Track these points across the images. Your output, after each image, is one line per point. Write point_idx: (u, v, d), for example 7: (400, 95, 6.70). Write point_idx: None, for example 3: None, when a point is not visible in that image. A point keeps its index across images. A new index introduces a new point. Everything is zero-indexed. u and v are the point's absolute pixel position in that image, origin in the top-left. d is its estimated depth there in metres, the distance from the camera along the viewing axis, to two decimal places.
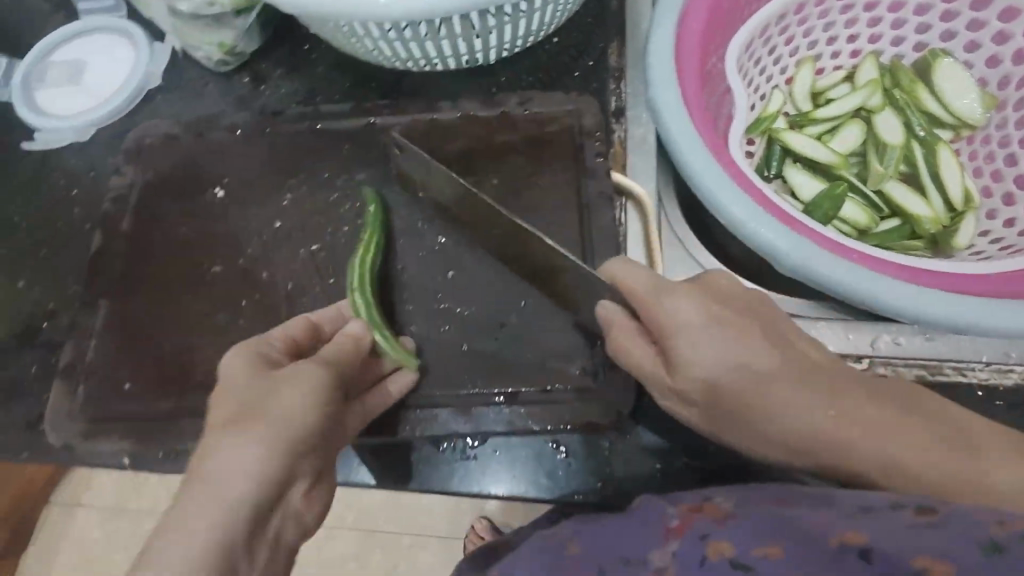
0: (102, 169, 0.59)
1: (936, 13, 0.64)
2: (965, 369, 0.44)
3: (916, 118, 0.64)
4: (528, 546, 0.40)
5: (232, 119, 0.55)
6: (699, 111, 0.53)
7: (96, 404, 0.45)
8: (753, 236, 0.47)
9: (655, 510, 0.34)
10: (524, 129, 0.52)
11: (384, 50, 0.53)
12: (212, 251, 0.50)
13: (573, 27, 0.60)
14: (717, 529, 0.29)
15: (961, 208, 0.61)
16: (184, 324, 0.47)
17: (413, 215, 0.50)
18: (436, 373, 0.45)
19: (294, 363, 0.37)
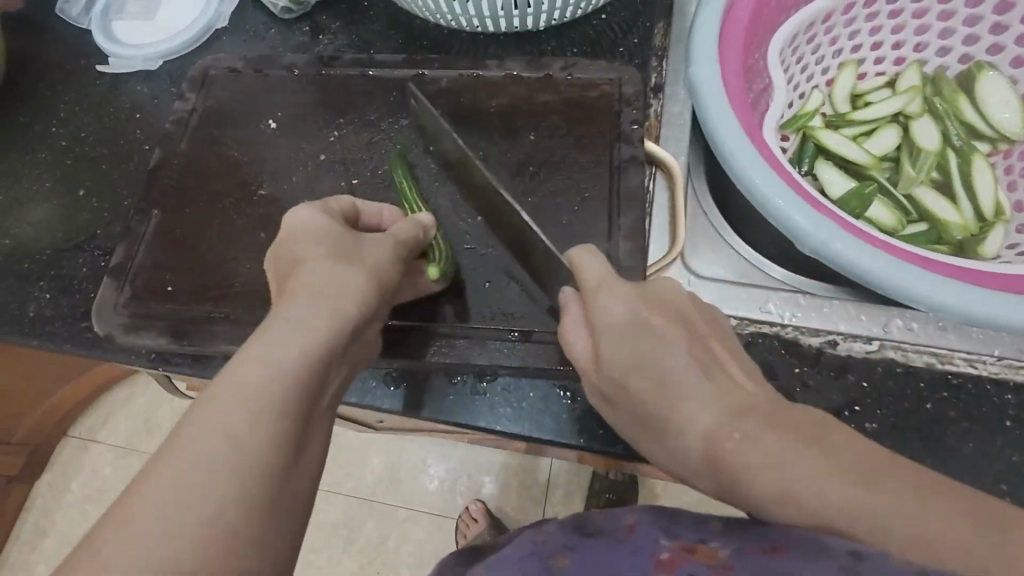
0: (166, 98, 0.63)
1: (985, 25, 0.64)
2: (976, 361, 0.45)
3: (954, 128, 0.65)
4: (526, 535, 0.40)
5: (290, 60, 0.58)
6: (737, 93, 0.54)
7: (141, 301, 0.49)
8: (778, 215, 0.48)
9: (650, 541, 0.33)
10: (565, 92, 0.54)
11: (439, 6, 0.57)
12: (262, 176, 0.53)
13: (622, 5, 0.62)
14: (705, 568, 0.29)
15: (991, 219, 0.61)
16: (228, 239, 0.50)
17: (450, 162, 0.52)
18: (456, 310, 0.48)
19: (339, 263, 0.39)
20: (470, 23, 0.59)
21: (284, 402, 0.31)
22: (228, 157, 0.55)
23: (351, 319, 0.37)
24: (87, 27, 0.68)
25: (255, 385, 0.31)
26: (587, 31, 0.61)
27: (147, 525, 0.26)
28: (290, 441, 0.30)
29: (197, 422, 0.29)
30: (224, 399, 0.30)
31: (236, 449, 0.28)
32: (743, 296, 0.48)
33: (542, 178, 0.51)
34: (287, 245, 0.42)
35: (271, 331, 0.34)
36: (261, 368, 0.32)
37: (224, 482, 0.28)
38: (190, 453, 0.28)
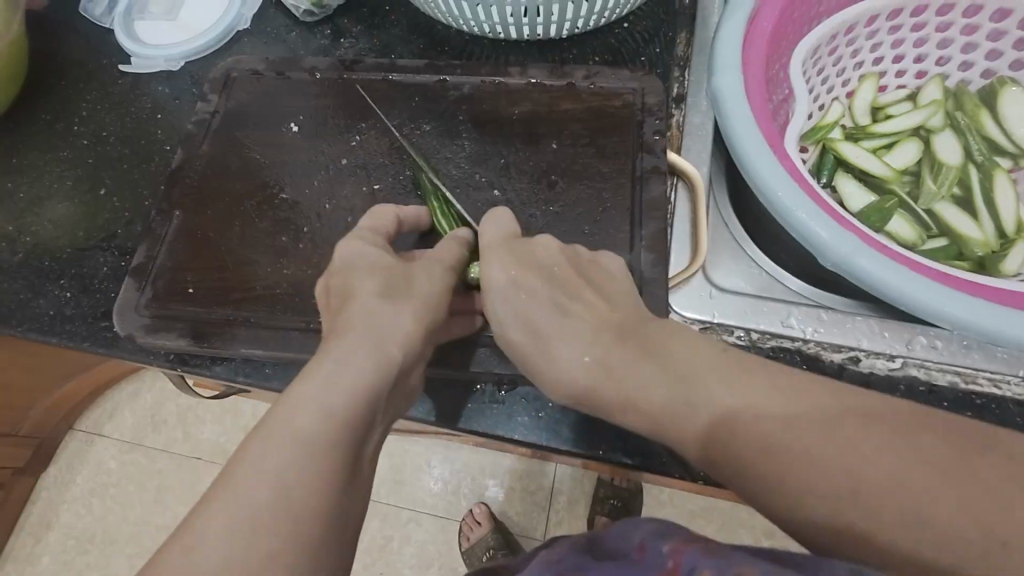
0: (186, 99, 0.63)
1: (1010, 41, 0.64)
2: (1001, 382, 0.44)
3: (975, 143, 0.64)
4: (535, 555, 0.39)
5: (312, 63, 0.58)
6: (760, 106, 0.54)
7: (161, 302, 0.49)
8: (802, 231, 0.47)
9: (655, 551, 0.33)
10: (588, 101, 0.54)
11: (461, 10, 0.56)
12: (282, 179, 0.53)
13: (644, 14, 0.62)
14: (704, 563, 0.30)
15: (1013, 236, 0.60)
16: (249, 242, 0.50)
17: (471, 169, 0.52)
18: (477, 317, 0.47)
19: (385, 302, 0.39)
20: (493, 30, 0.59)
21: (332, 448, 0.32)
22: (248, 159, 0.55)
23: (397, 360, 0.37)
24: (109, 26, 0.68)
25: (307, 429, 0.32)
26: (609, 39, 0.61)
27: (205, 564, 0.28)
28: (336, 488, 0.32)
29: (253, 462, 0.31)
30: (280, 441, 0.32)
31: (286, 494, 0.30)
32: (764, 310, 0.47)
33: (563, 186, 0.51)
34: (338, 278, 0.42)
35: (324, 370, 0.35)
36: (311, 413, 0.33)
37: (276, 528, 0.29)
38: (241, 495, 0.30)
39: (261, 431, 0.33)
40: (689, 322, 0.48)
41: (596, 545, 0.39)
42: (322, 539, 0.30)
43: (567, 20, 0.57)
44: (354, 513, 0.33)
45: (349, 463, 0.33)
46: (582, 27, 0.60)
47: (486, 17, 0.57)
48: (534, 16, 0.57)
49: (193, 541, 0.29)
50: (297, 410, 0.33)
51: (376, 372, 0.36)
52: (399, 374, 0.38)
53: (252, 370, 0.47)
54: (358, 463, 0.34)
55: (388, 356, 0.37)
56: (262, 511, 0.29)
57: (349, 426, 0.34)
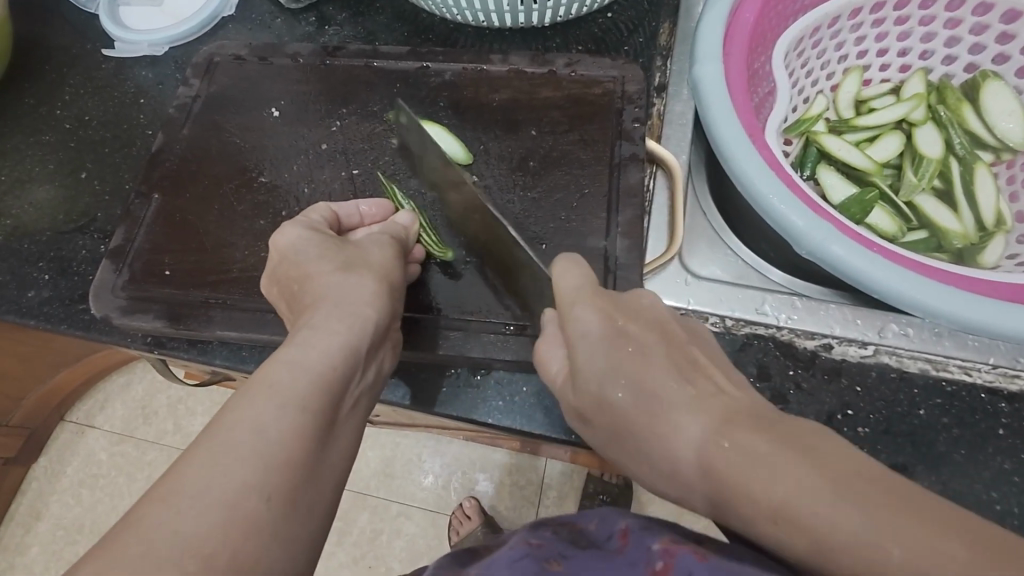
0: (170, 85, 0.63)
1: (993, 34, 0.64)
2: (972, 369, 0.44)
3: (957, 136, 0.65)
4: (516, 539, 0.39)
5: (295, 49, 0.58)
6: (741, 95, 0.54)
7: (137, 284, 0.49)
8: (780, 220, 0.47)
9: (644, 549, 0.34)
10: (568, 88, 0.54)
11: None
12: (262, 163, 0.53)
13: (628, 4, 0.62)
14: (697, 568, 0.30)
15: (992, 228, 0.61)
16: (228, 225, 0.50)
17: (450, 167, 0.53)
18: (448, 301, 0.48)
19: (349, 274, 0.40)
20: (476, 19, 0.59)
21: (309, 401, 0.33)
22: (228, 143, 0.55)
23: (371, 322, 0.38)
24: (94, 12, 0.68)
25: (282, 387, 0.32)
26: (592, 29, 0.61)
27: (178, 504, 0.27)
28: (313, 440, 0.32)
29: (230, 415, 0.31)
30: (256, 394, 0.32)
31: (262, 441, 0.30)
32: (739, 297, 0.48)
33: (542, 173, 0.51)
34: (292, 249, 0.43)
35: (294, 339, 0.36)
36: (287, 370, 0.33)
37: (254, 472, 0.29)
38: (223, 451, 0.29)
39: (237, 391, 0.32)
40: (665, 309, 0.48)
41: (580, 538, 0.38)
42: (299, 485, 0.30)
43: (549, 7, 0.58)
44: (331, 474, 0.33)
45: (325, 417, 0.33)
46: (565, 16, 0.60)
47: (468, 5, 0.57)
48: (516, 4, 0.57)
49: (176, 482, 0.28)
50: (271, 369, 0.33)
51: (348, 339, 0.36)
52: (374, 343, 0.39)
53: (228, 352, 0.47)
54: (336, 427, 0.34)
55: (358, 319, 0.38)
56: (240, 455, 0.29)
57: (326, 383, 0.34)
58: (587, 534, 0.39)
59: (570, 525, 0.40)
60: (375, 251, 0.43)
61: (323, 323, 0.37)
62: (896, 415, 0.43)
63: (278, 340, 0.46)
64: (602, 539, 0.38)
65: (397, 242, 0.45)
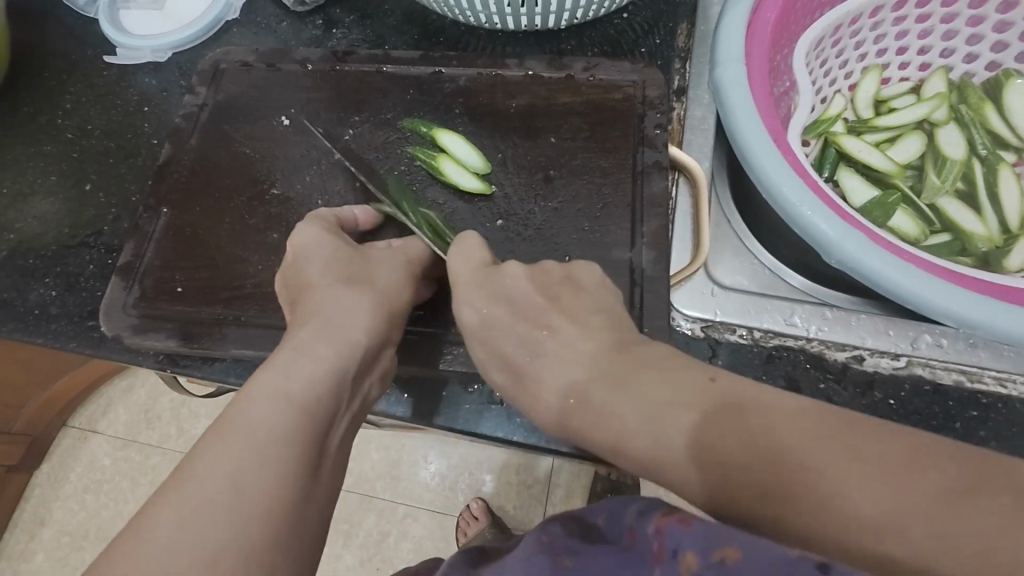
0: (174, 92, 0.61)
1: (1015, 32, 0.63)
2: (1008, 382, 0.43)
3: (980, 136, 0.63)
4: (529, 535, 0.39)
5: (303, 55, 0.57)
6: (764, 97, 0.53)
7: (149, 301, 0.47)
8: (807, 225, 0.46)
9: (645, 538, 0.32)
10: (587, 93, 0.52)
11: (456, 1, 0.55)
12: (273, 175, 0.52)
13: (643, 4, 0.61)
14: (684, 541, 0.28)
15: (1017, 231, 0.59)
16: (240, 239, 0.49)
17: None
18: None
19: (343, 292, 0.39)
20: (490, 22, 0.58)
21: (288, 434, 0.31)
22: (238, 153, 0.53)
23: (359, 349, 0.37)
24: (93, 16, 0.66)
25: (262, 425, 0.31)
26: (608, 30, 0.60)
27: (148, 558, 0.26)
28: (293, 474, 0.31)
29: (203, 452, 0.30)
30: (229, 429, 0.31)
31: (233, 481, 0.29)
32: (767, 308, 0.47)
33: (562, 182, 0.49)
34: (294, 267, 0.42)
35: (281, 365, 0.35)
36: (267, 405, 0.32)
37: (226, 515, 0.28)
38: (191, 500, 0.28)
39: (213, 427, 0.31)
40: (690, 321, 0.47)
41: (591, 534, 0.37)
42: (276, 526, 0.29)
43: (566, 10, 0.56)
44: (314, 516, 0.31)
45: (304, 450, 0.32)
46: (583, 17, 0.58)
47: (481, 8, 0.56)
48: (533, 6, 0.55)
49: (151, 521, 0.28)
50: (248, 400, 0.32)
51: (331, 368, 0.35)
52: (362, 370, 0.37)
53: (244, 370, 0.46)
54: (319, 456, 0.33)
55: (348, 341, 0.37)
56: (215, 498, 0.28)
57: (302, 415, 0.32)
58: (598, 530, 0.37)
59: (577, 520, 0.39)
60: (380, 266, 0.42)
61: (304, 341, 0.36)
62: (927, 426, 0.42)
63: None
64: (613, 536, 0.36)
65: (409, 263, 0.44)
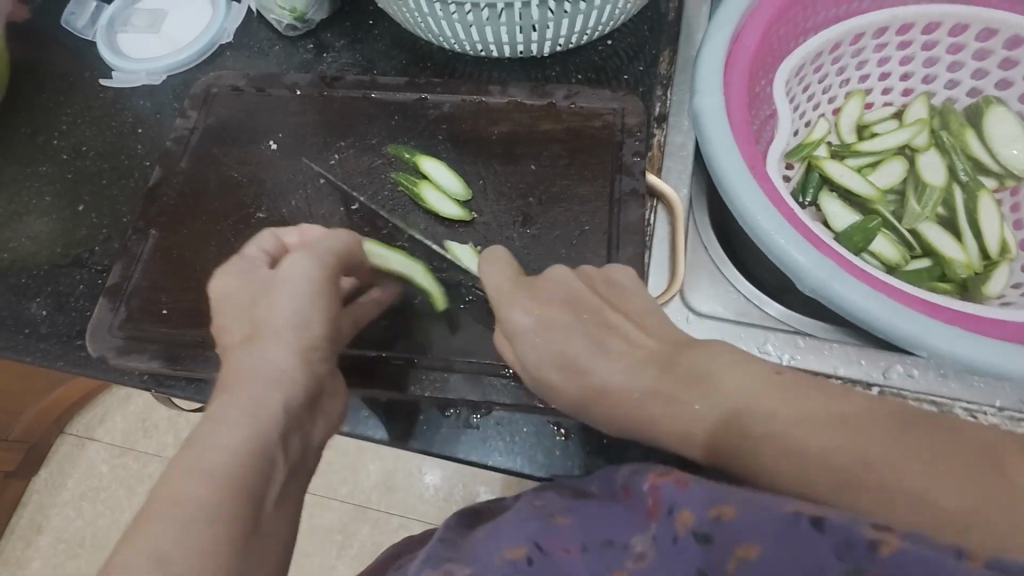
0: (167, 113, 0.62)
1: (995, 60, 0.63)
2: (978, 412, 0.44)
3: (960, 162, 0.64)
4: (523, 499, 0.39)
5: (292, 80, 0.58)
6: (741, 125, 0.54)
7: (135, 323, 0.48)
8: (780, 252, 0.47)
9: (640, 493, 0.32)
10: (567, 121, 0.53)
11: (442, 30, 0.56)
12: (259, 198, 0.53)
13: (626, 31, 0.62)
14: (681, 500, 0.28)
15: (996, 257, 0.60)
16: (226, 262, 0.50)
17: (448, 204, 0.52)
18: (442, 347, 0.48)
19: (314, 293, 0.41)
20: (477, 51, 0.59)
21: (271, 428, 0.34)
22: (226, 176, 0.54)
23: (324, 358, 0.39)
24: (91, 38, 0.68)
25: (250, 419, 0.33)
26: (592, 57, 0.61)
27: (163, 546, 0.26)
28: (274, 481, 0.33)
29: (191, 457, 0.30)
30: (219, 423, 0.33)
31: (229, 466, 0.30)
32: (741, 335, 0.47)
33: (541, 209, 0.50)
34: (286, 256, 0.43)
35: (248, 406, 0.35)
36: (252, 401, 0.34)
37: (230, 497, 0.30)
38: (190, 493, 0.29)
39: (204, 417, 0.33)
40: None
41: (582, 493, 0.38)
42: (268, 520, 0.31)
43: (549, 38, 0.57)
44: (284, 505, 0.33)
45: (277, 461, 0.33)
46: (567, 44, 0.59)
47: (468, 39, 0.57)
48: (519, 36, 0.56)
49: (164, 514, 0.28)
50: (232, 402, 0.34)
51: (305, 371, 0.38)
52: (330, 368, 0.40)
53: None
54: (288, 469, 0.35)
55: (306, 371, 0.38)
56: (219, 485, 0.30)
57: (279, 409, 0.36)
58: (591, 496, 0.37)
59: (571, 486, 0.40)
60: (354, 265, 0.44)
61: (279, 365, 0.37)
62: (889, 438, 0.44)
63: None
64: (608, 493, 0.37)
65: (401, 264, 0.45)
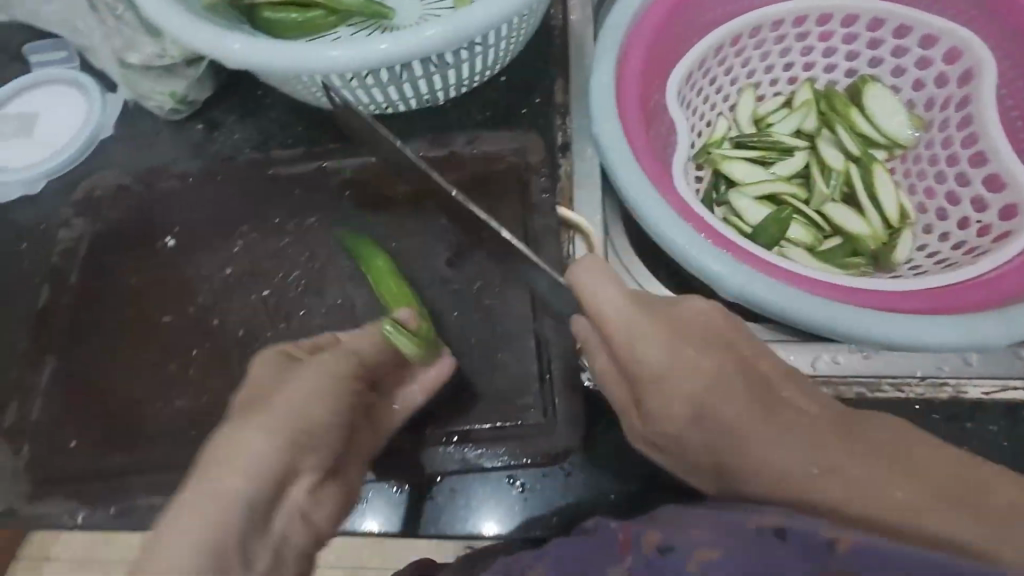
0: (51, 222, 0.57)
1: (862, 42, 0.67)
2: (905, 385, 0.45)
3: (850, 138, 0.67)
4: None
5: (184, 168, 0.56)
6: (640, 144, 0.55)
7: (37, 465, 0.44)
8: (717, 279, 0.47)
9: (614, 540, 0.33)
10: (472, 167, 0.54)
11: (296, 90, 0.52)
12: (161, 301, 0.50)
13: (520, 64, 0.62)
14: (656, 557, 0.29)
15: (897, 225, 0.64)
16: (138, 378, 0.47)
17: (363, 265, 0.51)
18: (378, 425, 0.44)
19: None
20: (369, 108, 0.56)
21: None
22: (123, 283, 0.51)
23: None
24: None
25: None
26: (488, 97, 0.60)
27: None
28: (278, 462, 0.33)
29: None
30: None
31: None
32: None
33: (457, 258, 0.51)
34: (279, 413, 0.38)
35: (271, 392, 0.37)
36: None
37: None
38: None
39: None
40: None
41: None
42: None
43: (440, 87, 0.56)
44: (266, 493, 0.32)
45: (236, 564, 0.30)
46: (455, 88, 0.57)
47: (358, 99, 0.53)
48: (399, 93, 0.54)
49: None
50: None
51: None
52: None
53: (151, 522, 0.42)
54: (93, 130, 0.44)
55: (341, 402, 0.37)
56: None
57: None
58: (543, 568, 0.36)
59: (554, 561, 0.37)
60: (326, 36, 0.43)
61: None
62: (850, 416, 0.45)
63: None
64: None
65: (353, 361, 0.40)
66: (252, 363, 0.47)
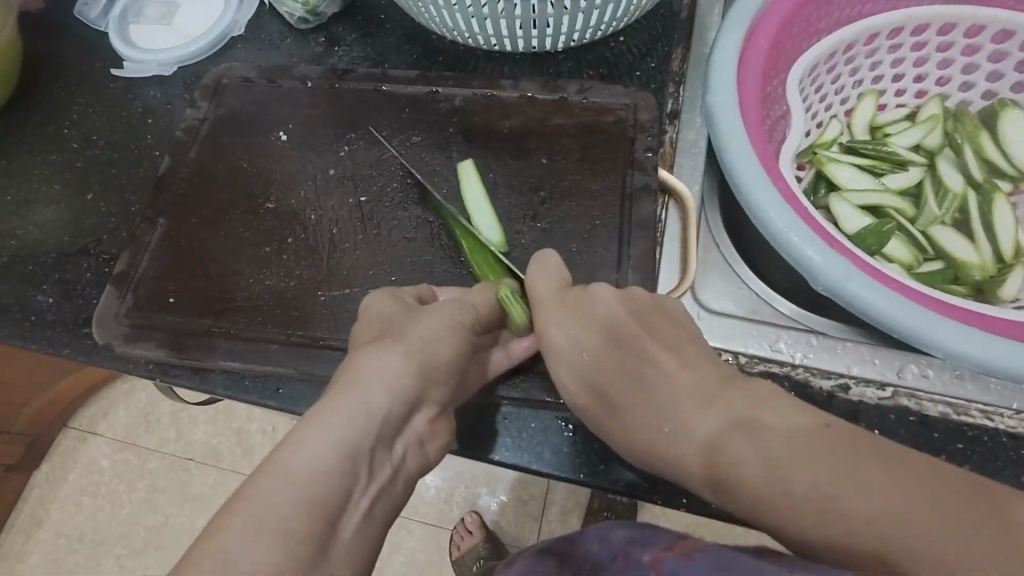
0: (179, 104, 0.61)
1: (1011, 62, 0.63)
2: (994, 414, 0.43)
3: (972, 163, 0.63)
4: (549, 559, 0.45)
5: (305, 72, 0.58)
6: (754, 122, 0.53)
7: (142, 311, 0.49)
8: (811, 270, 0.45)
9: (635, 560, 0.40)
10: (580, 116, 0.54)
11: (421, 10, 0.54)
12: (268, 190, 0.53)
13: (643, 26, 0.61)
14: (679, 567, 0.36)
15: (1010, 260, 0.59)
16: (237, 254, 0.51)
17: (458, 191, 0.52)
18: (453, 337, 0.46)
19: None
20: (485, 43, 0.57)
21: None
22: (236, 167, 0.55)
23: None
24: (104, 28, 0.67)
25: None
26: (604, 53, 0.60)
27: None
28: (376, 381, 0.34)
29: None
30: None
31: None
32: (751, 333, 0.47)
33: (551, 202, 0.51)
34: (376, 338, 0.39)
35: (403, 318, 0.39)
36: None
37: None
38: None
39: None
40: None
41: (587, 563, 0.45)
42: None
43: (558, 30, 0.55)
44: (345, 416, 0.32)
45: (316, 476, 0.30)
46: (574, 37, 0.57)
47: (479, 31, 0.55)
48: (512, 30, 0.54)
49: None
50: None
51: None
52: None
53: (230, 381, 0.46)
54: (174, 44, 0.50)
55: (441, 328, 0.38)
56: None
57: None
58: (594, 556, 0.45)
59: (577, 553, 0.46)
60: None
61: None
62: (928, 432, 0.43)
63: (283, 370, 0.45)
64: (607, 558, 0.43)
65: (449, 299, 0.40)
66: (340, 259, 0.50)
